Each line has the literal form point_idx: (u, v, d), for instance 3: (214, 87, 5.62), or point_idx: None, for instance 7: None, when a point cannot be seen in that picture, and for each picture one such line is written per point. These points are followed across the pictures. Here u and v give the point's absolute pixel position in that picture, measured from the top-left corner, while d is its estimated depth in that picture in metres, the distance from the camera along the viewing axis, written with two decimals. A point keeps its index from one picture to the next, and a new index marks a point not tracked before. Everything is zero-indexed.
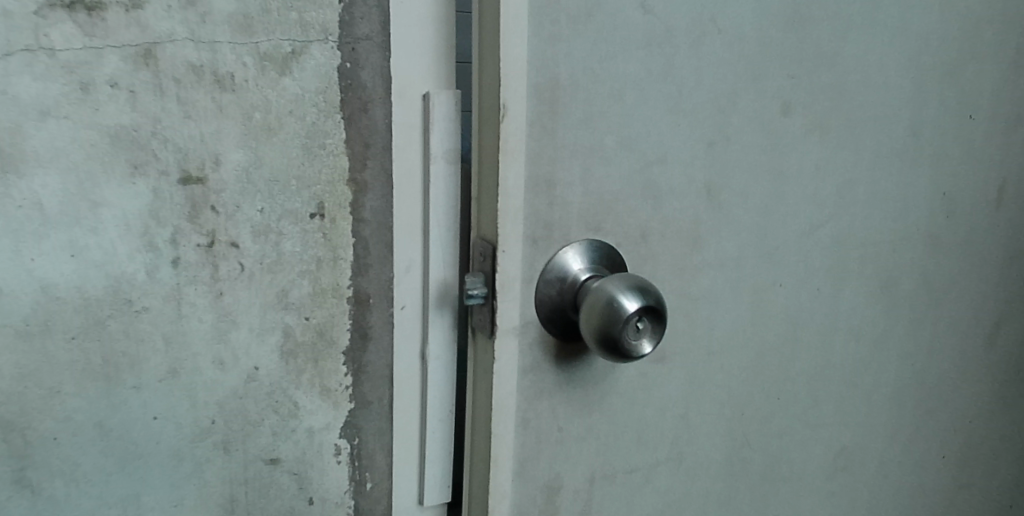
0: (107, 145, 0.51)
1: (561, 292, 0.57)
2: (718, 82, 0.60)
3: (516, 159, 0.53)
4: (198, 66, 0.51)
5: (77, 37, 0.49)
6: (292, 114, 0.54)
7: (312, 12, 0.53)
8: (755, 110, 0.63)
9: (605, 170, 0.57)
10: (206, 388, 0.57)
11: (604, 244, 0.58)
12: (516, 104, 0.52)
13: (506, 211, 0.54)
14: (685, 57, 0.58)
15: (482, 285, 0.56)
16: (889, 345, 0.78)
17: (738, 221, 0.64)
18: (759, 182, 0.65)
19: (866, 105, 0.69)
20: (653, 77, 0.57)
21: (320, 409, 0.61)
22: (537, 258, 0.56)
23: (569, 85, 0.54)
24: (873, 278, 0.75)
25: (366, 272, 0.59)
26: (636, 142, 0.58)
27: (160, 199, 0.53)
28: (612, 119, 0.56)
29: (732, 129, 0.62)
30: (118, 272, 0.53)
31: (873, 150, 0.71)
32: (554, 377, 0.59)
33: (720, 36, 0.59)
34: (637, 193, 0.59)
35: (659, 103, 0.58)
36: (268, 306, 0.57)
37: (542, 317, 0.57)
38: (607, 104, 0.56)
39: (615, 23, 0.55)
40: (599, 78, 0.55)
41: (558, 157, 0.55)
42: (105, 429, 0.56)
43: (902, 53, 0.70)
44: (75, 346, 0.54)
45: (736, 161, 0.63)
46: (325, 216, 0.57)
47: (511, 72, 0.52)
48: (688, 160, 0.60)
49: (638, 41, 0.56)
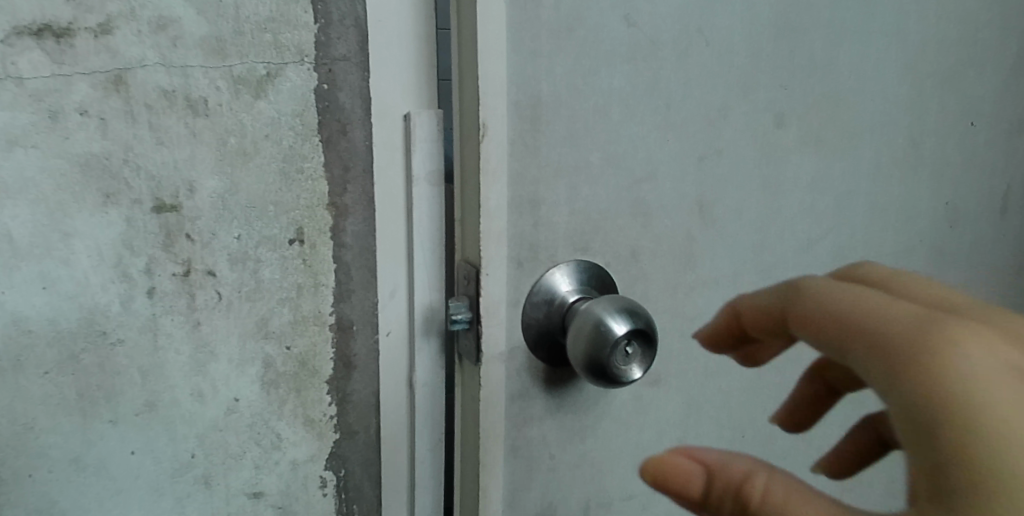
0: (78, 174, 0.49)
1: (548, 315, 0.55)
2: (707, 95, 0.58)
3: (498, 179, 0.52)
4: (170, 91, 0.50)
5: (45, 65, 0.47)
6: (268, 138, 0.53)
7: (287, 33, 0.52)
8: (747, 123, 0.61)
9: (592, 188, 0.55)
10: (185, 420, 0.56)
11: (594, 265, 0.57)
12: (496, 123, 0.51)
13: (489, 233, 0.52)
14: (672, 70, 0.57)
15: (467, 309, 0.54)
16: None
17: (733, 236, 0.62)
18: (753, 197, 0.63)
19: (863, 115, 0.68)
20: (640, 91, 0.56)
21: (304, 440, 0.59)
22: (522, 281, 0.55)
23: (551, 102, 0.53)
24: None
25: (348, 298, 0.58)
26: (624, 158, 0.56)
27: (134, 229, 0.51)
28: (598, 135, 0.55)
29: (723, 143, 0.60)
30: (92, 304, 0.52)
31: (872, 161, 0.69)
32: (545, 403, 0.58)
33: (709, 47, 0.58)
34: (627, 211, 0.57)
35: (646, 118, 0.56)
36: (247, 336, 0.55)
37: (530, 342, 0.55)
38: (593, 120, 0.54)
39: (599, 37, 0.53)
40: (583, 94, 0.53)
41: (542, 176, 0.53)
42: (81, 465, 0.54)
43: (899, 61, 0.68)
44: (48, 381, 0.52)
45: (728, 176, 0.61)
46: (305, 242, 0.55)
47: (489, 91, 0.50)
48: (679, 176, 0.59)
49: (623, 55, 0.54)
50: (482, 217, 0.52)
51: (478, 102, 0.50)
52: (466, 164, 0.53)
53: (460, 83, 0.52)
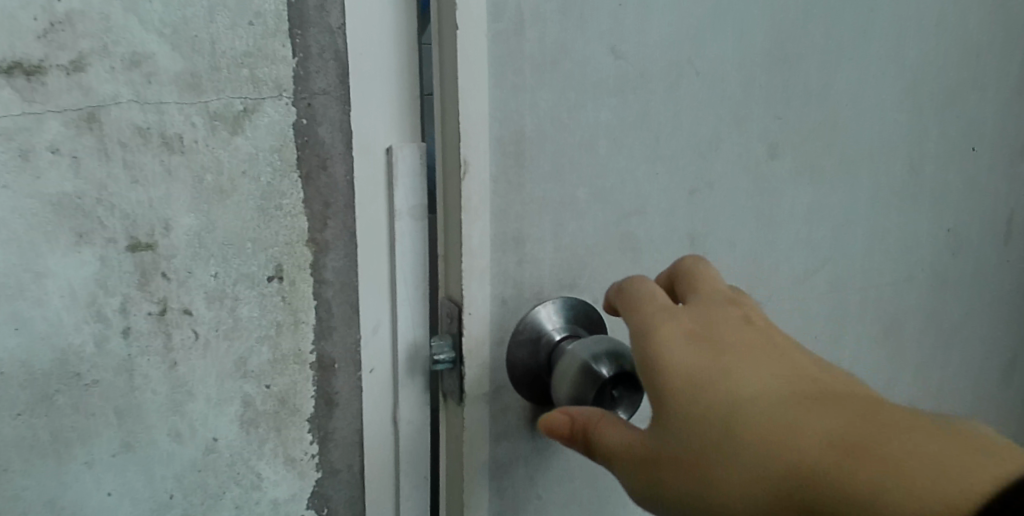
0: (50, 214, 0.48)
1: (533, 355, 0.54)
2: (699, 126, 0.57)
3: (480, 217, 0.50)
4: (145, 128, 0.49)
5: (16, 103, 0.46)
6: (245, 174, 0.51)
7: (264, 68, 0.51)
8: (739, 154, 0.59)
9: (578, 224, 0.54)
10: (162, 461, 0.54)
11: (580, 301, 0.55)
12: (478, 159, 0.49)
13: (470, 271, 0.51)
14: (661, 101, 0.55)
15: (449, 349, 0.52)
16: (891, 390, 0.75)
17: (725, 269, 0.61)
18: (747, 229, 0.61)
19: (862, 143, 0.66)
20: (627, 124, 0.54)
21: (285, 479, 0.58)
22: (506, 319, 0.53)
23: (536, 137, 0.51)
24: (875, 322, 0.71)
25: (329, 336, 0.57)
26: (611, 193, 0.55)
27: (109, 268, 0.50)
28: (584, 170, 0.53)
29: (715, 176, 0.59)
30: (65, 345, 0.50)
31: (871, 189, 0.68)
32: (530, 442, 0.56)
33: (700, 78, 0.56)
34: (614, 246, 0.56)
35: (634, 152, 0.55)
36: (225, 375, 0.54)
37: (516, 382, 0.53)
38: (579, 154, 0.53)
39: (585, 69, 0.52)
40: (568, 128, 0.52)
41: (527, 213, 0.52)
42: (57, 507, 0.52)
43: (898, 87, 0.67)
44: (21, 423, 0.50)
45: (720, 208, 0.60)
46: (284, 279, 0.54)
47: (470, 126, 0.48)
48: (668, 210, 0.57)
49: (610, 88, 0.53)
50: (464, 256, 0.50)
51: (459, 139, 0.48)
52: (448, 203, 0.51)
53: (441, 118, 0.50)
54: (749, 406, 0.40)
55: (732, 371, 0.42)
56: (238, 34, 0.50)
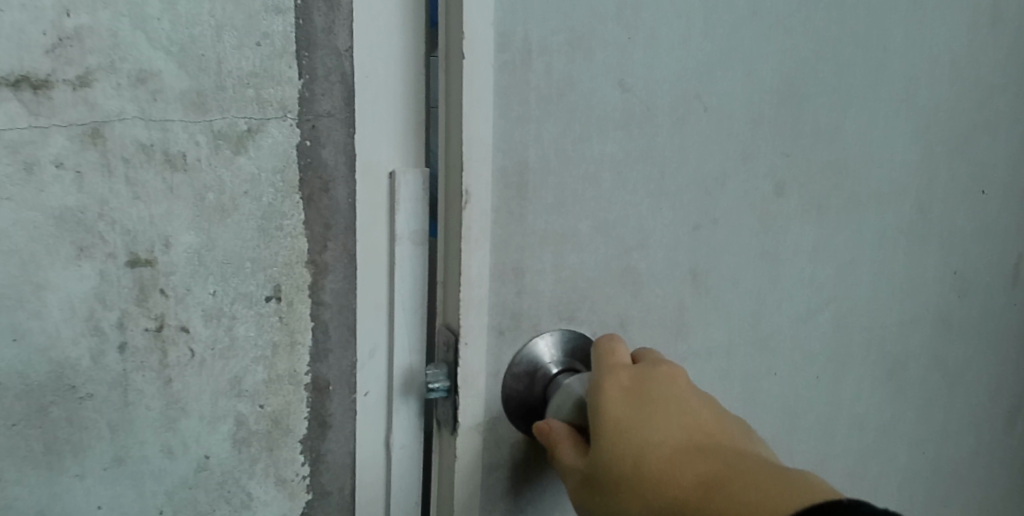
0: (52, 227, 0.48)
1: (527, 385, 0.54)
2: (705, 162, 0.56)
3: (481, 247, 0.49)
4: (149, 145, 0.49)
5: (23, 117, 0.46)
6: (247, 194, 0.51)
7: (270, 89, 0.51)
8: (746, 190, 0.59)
9: (578, 256, 0.54)
10: (154, 477, 0.53)
11: (579, 335, 0.55)
12: (479, 190, 0.48)
13: (467, 301, 0.50)
14: (667, 136, 0.55)
15: (444, 378, 0.51)
16: (895, 432, 0.74)
17: (727, 306, 0.60)
18: (752, 266, 0.61)
19: (870, 183, 0.65)
20: (633, 158, 0.54)
21: (275, 499, 0.57)
22: (503, 350, 0.53)
23: (539, 168, 0.51)
24: (878, 363, 0.70)
25: (325, 358, 0.56)
26: (614, 227, 0.54)
27: (107, 282, 0.49)
28: (587, 203, 0.53)
29: (720, 211, 0.58)
30: (62, 357, 0.49)
31: (879, 228, 0.67)
32: (522, 471, 0.56)
33: (707, 113, 0.56)
34: (616, 280, 0.56)
35: (639, 186, 0.54)
36: (219, 393, 0.54)
37: (509, 413, 0.53)
38: (582, 187, 0.53)
39: (591, 102, 0.51)
40: (572, 161, 0.52)
41: (527, 244, 0.52)
42: None
43: (906, 128, 0.66)
44: (15, 433, 0.49)
45: (726, 244, 0.59)
46: (282, 300, 0.54)
47: (473, 156, 0.47)
48: (672, 244, 0.57)
49: (616, 121, 0.53)
50: (463, 287, 0.49)
51: (461, 169, 0.47)
52: (448, 232, 0.50)
53: (445, 146, 0.49)
54: (656, 457, 0.46)
55: (654, 419, 0.47)
56: (245, 54, 0.50)
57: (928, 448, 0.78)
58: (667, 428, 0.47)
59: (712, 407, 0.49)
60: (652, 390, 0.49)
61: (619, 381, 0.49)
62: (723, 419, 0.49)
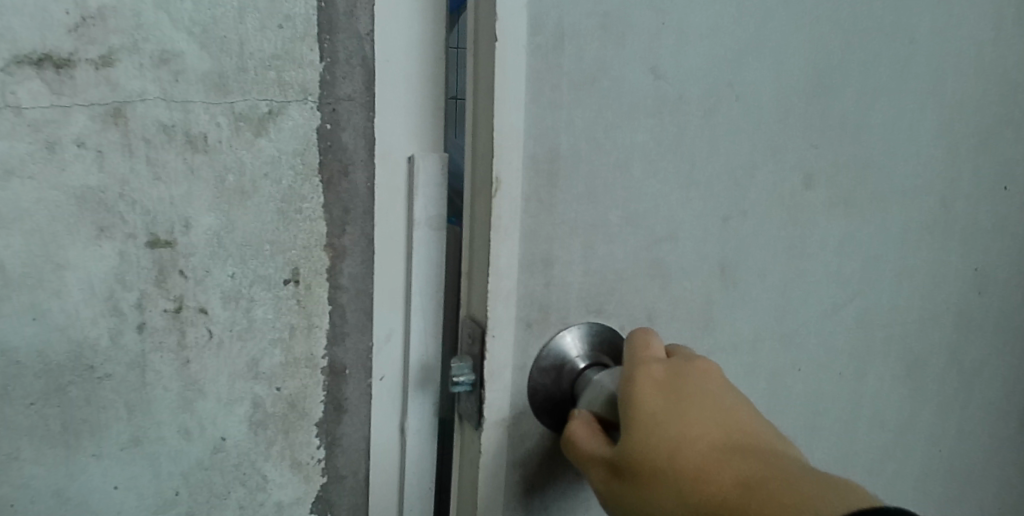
0: (72, 207, 0.48)
1: (555, 380, 0.54)
2: (734, 153, 0.56)
3: (509, 237, 0.49)
4: (170, 126, 0.49)
5: (45, 95, 0.46)
6: (267, 176, 0.51)
7: (291, 71, 0.51)
8: (774, 183, 0.59)
9: (607, 247, 0.53)
10: (170, 458, 0.54)
11: (605, 329, 0.55)
12: (509, 178, 0.48)
13: (496, 292, 0.49)
14: (697, 127, 0.54)
15: (470, 371, 0.51)
16: (915, 429, 0.74)
17: (755, 299, 0.60)
18: (778, 259, 0.60)
19: (895, 178, 0.65)
20: (664, 148, 0.54)
21: (290, 482, 0.57)
22: (530, 342, 0.52)
23: (570, 157, 0.50)
24: (899, 360, 0.70)
25: (342, 341, 0.56)
26: (643, 218, 0.54)
27: (127, 263, 0.49)
28: (617, 193, 0.53)
29: (748, 203, 0.58)
30: (81, 337, 0.50)
31: (903, 223, 0.67)
32: (546, 466, 0.55)
33: (736, 103, 0.55)
34: (644, 271, 0.55)
35: (669, 177, 0.54)
36: (236, 376, 0.54)
37: (536, 408, 0.53)
38: (612, 176, 0.52)
39: (622, 90, 0.51)
40: (603, 149, 0.51)
41: (556, 234, 0.51)
42: (63, 497, 0.52)
43: (933, 122, 0.66)
44: (34, 411, 0.50)
45: (753, 237, 0.59)
46: (300, 283, 0.54)
47: (505, 144, 0.47)
48: (700, 236, 0.57)
49: (648, 109, 0.52)
50: (491, 277, 0.49)
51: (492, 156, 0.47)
52: (475, 221, 0.50)
53: (472, 135, 0.49)
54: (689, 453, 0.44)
55: (688, 413, 0.46)
56: (266, 36, 0.50)
57: (947, 447, 0.78)
58: (701, 422, 0.45)
59: (750, 407, 0.47)
60: (687, 385, 0.47)
61: (652, 374, 0.48)
62: (760, 420, 0.47)
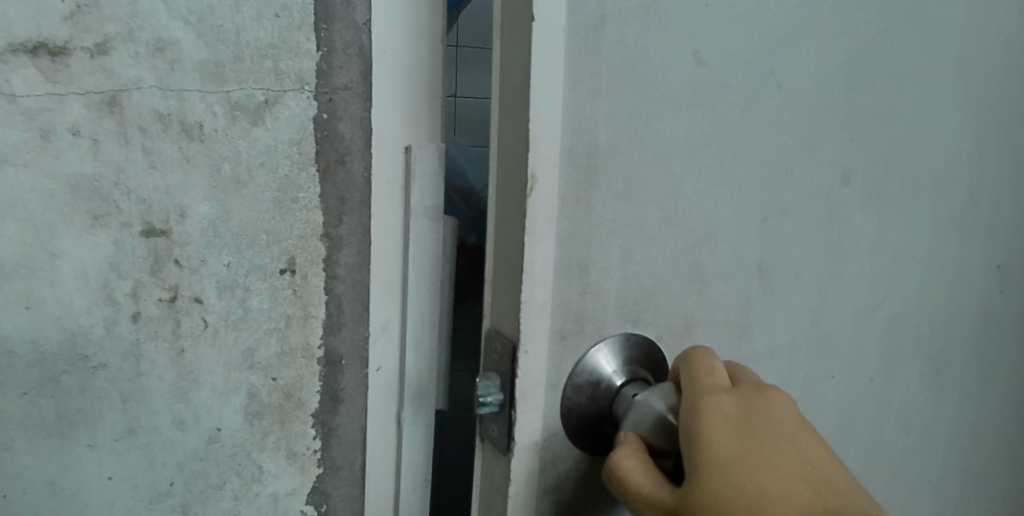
0: (67, 195, 0.48)
1: (591, 400, 0.47)
2: (772, 148, 0.52)
3: (544, 240, 0.42)
4: (166, 114, 0.48)
5: (40, 83, 0.46)
6: (263, 165, 0.51)
7: (288, 60, 0.50)
8: (811, 178, 0.55)
9: (645, 251, 0.48)
10: (165, 448, 0.54)
11: (641, 339, 0.49)
12: (546, 172, 0.42)
13: (530, 302, 0.43)
14: (737, 119, 0.50)
15: (498, 390, 0.44)
16: (931, 430, 0.73)
17: (791, 301, 0.57)
18: (813, 257, 0.57)
19: (924, 172, 0.64)
20: (709, 140, 0.49)
21: (286, 473, 0.57)
22: (564, 360, 0.46)
23: (608, 151, 0.44)
24: (925, 359, 0.70)
25: (338, 331, 0.56)
26: (681, 220, 0.49)
27: (122, 252, 0.49)
28: (655, 191, 0.47)
29: (786, 202, 0.54)
30: (75, 326, 0.49)
31: (930, 217, 0.66)
32: (577, 496, 0.49)
33: (778, 95, 0.52)
34: (681, 277, 0.50)
35: (708, 174, 0.49)
36: (231, 366, 0.54)
37: (569, 430, 0.46)
38: (650, 172, 0.47)
39: (661, 77, 0.45)
40: (642, 143, 0.46)
41: (594, 236, 0.45)
42: (57, 488, 0.52)
43: (961, 116, 0.66)
44: (27, 401, 0.49)
45: (791, 237, 0.55)
46: (296, 272, 0.54)
47: (542, 133, 0.41)
48: (739, 237, 0.52)
49: (688, 100, 0.47)
50: (525, 285, 0.42)
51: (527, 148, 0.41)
52: (502, 222, 0.44)
53: (499, 124, 0.43)
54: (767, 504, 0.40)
55: (762, 457, 0.41)
56: (263, 25, 0.49)
57: (959, 449, 0.77)
58: (776, 469, 0.41)
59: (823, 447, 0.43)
60: (757, 421, 0.42)
61: (724, 408, 0.43)
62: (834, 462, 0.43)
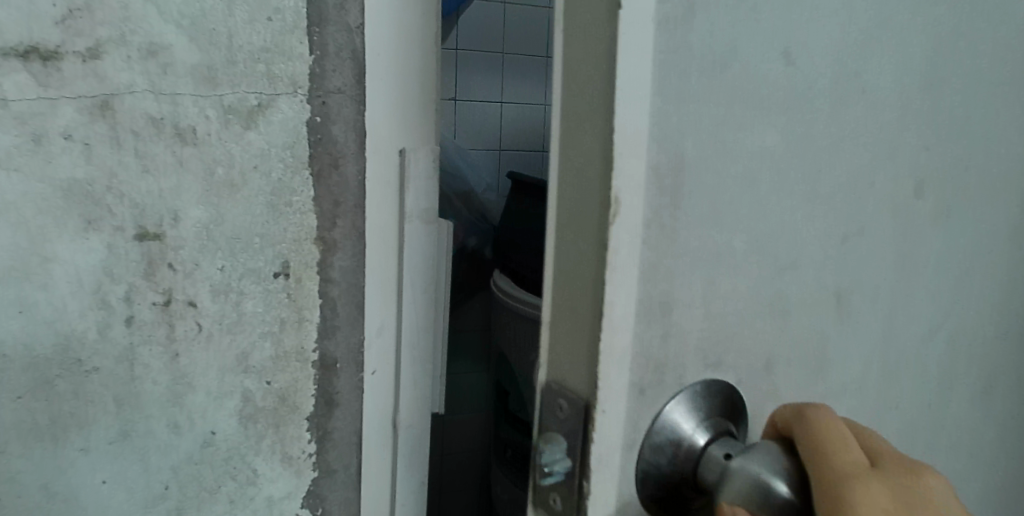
0: (59, 199, 0.48)
1: (673, 463, 0.39)
2: (854, 157, 0.46)
3: (623, 278, 0.34)
4: (158, 118, 0.48)
5: (32, 87, 0.46)
6: (256, 169, 0.51)
7: (281, 64, 0.50)
8: (888, 191, 0.49)
9: (730, 282, 0.40)
10: (159, 452, 0.54)
11: (720, 384, 0.41)
12: (630, 194, 0.34)
13: (608, 350, 0.35)
14: (822, 125, 0.43)
15: (566, 457, 0.36)
16: (980, 454, 0.69)
17: (865, 329, 0.50)
18: (886, 279, 0.51)
19: (989, 181, 0.59)
20: (794, 150, 0.42)
21: (282, 476, 0.57)
22: (642, 420, 0.37)
23: (696, 165, 0.37)
24: (977, 382, 0.65)
25: (333, 335, 0.56)
26: (767, 244, 0.42)
27: (115, 256, 0.49)
28: (742, 211, 0.40)
29: (866, 219, 0.48)
30: (68, 330, 0.50)
31: (992, 231, 0.61)
32: None
33: (859, 97, 0.45)
34: (765, 310, 0.43)
35: (794, 189, 0.43)
36: (226, 369, 0.54)
37: (647, 500, 0.38)
38: (738, 187, 0.39)
39: (754, 74, 0.38)
40: (730, 152, 0.38)
41: (679, 267, 0.37)
42: (51, 491, 0.52)
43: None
44: (20, 405, 0.50)
45: (868, 259, 0.49)
46: (290, 276, 0.54)
47: (626, 146, 0.33)
48: (822, 260, 0.45)
49: (776, 103, 0.40)
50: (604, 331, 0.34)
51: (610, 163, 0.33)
52: (569, 252, 0.35)
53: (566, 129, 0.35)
54: None
55: None
56: (256, 29, 0.49)
57: (1003, 469, 0.73)
58: None
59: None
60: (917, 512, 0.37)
61: (878, 501, 0.38)
62: None
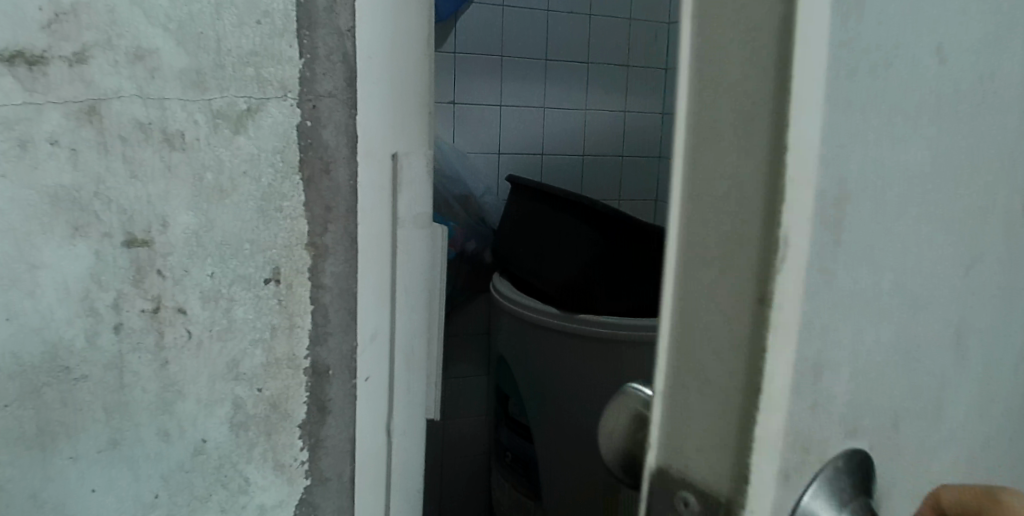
0: (47, 206, 0.47)
1: None
2: (982, 168, 0.40)
3: (782, 347, 0.29)
4: (146, 123, 0.48)
5: (17, 92, 0.46)
6: (246, 174, 0.50)
7: (270, 67, 0.50)
8: (1010, 208, 0.43)
9: (876, 331, 0.35)
10: (149, 460, 0.53)
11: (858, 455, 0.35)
12: (795, 238, 0.28)
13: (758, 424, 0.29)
14: (962, 135, 0.37)
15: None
16: None
17: (980, 372, 0.44)
18: (1000, 310, 0.45)
19: None
20: (934, 172, 0.36)
21: (273, 485, 0.56)
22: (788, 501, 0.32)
23: (857, 196, 0.31)
24: None
25: (325, 342, 0.55)
26: (908, 283, 0.36)
27: (103, 263, 0.49)
28: (891, 250, 0.34)
29: (987, 242, 0.42)
30: (55, 338, 0.49)
31: None
32: None
33: (992, 101, 0.39)
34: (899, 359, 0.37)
35: (932, 212, 0.36)
36: (216, 376, 0.53)
37: None
38: (890, 219, 0.34)
39: (908, 80, 0.33)
40: (885, 176, 0.33)
41: (831, 321, 0.31)
42: (39, 500, 0.51)
43: None
44: (7, 412, 0.49)
45: (984, 289, 0.43)
46: (281, 282, 0.53)
47: (794, 179, 0.28)
48: (948, 294, 0.39)
49: (925, 113, 0.34)
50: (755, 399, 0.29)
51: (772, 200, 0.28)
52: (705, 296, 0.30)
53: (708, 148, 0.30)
54: None
55: None
56: (245, 32, 0.49)
57: None
58: None
59: None
60: None
61: None
62: None
